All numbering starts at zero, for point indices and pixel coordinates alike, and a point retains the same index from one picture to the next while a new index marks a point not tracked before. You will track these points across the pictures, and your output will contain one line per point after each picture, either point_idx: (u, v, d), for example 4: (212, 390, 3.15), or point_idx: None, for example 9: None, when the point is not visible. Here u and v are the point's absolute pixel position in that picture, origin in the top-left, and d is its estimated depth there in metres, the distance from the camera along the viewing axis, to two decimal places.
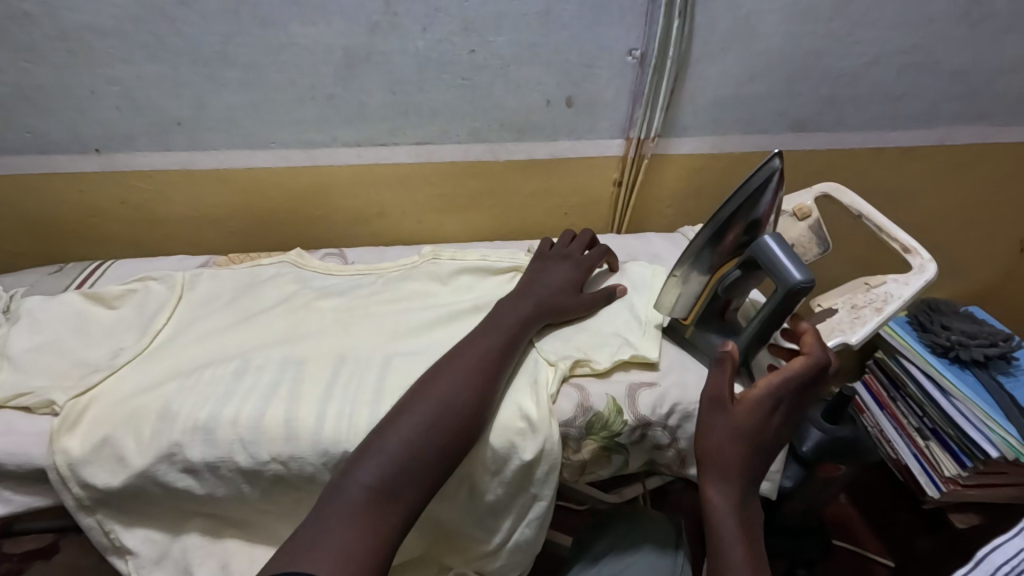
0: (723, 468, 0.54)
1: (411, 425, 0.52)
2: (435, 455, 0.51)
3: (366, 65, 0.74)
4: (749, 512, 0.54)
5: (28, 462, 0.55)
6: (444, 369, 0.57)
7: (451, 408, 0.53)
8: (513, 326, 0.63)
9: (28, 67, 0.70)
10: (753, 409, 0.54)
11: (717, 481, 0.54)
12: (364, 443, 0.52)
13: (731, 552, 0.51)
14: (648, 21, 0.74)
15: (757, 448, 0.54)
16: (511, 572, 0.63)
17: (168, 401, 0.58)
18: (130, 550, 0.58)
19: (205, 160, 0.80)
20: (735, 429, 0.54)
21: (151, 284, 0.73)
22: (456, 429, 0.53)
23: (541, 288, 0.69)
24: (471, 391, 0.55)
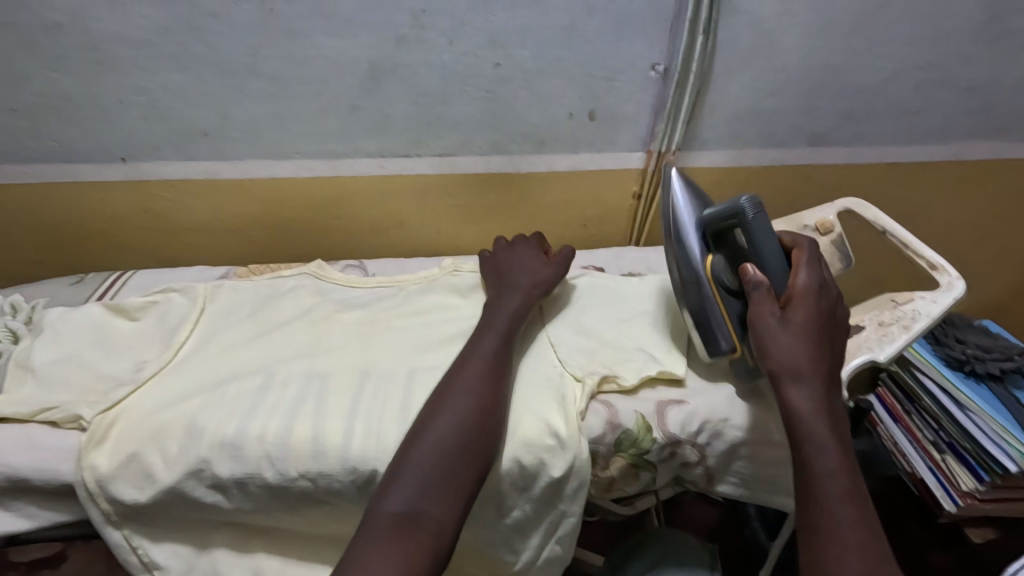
0: (796, 362, 0.53)
1: (434, 443, 0.52)
2: (466, 473, 0.51)
3: (392, 78, 0.74)
4: (833, 410, 0.53)
5: (55, 478, 0.55)
6: (455, 383, 0.57)
7: (467, 421, 0.53)
8: (507, 330, 0.63)
9: (56, 77, 0.70)
10: (805, 302, 0.56)
11: (794, 376, 0.53)
12: (389, 467, 0.52)
13: (825, 449, 0.50)
14: (671, 36, 0.74)
15: (822, 340, 0.55)
16: None
17: (194, 416, 0.58)
18: (158, 565, 0.58)
19: (228, 170, 0.80)
20: (797, 323, 0.55)
21: (173, 296, 0.73)
22: (476, 439, 0.53)
23: (519, 276, 0.71)
24: (481, 400, 0.55)
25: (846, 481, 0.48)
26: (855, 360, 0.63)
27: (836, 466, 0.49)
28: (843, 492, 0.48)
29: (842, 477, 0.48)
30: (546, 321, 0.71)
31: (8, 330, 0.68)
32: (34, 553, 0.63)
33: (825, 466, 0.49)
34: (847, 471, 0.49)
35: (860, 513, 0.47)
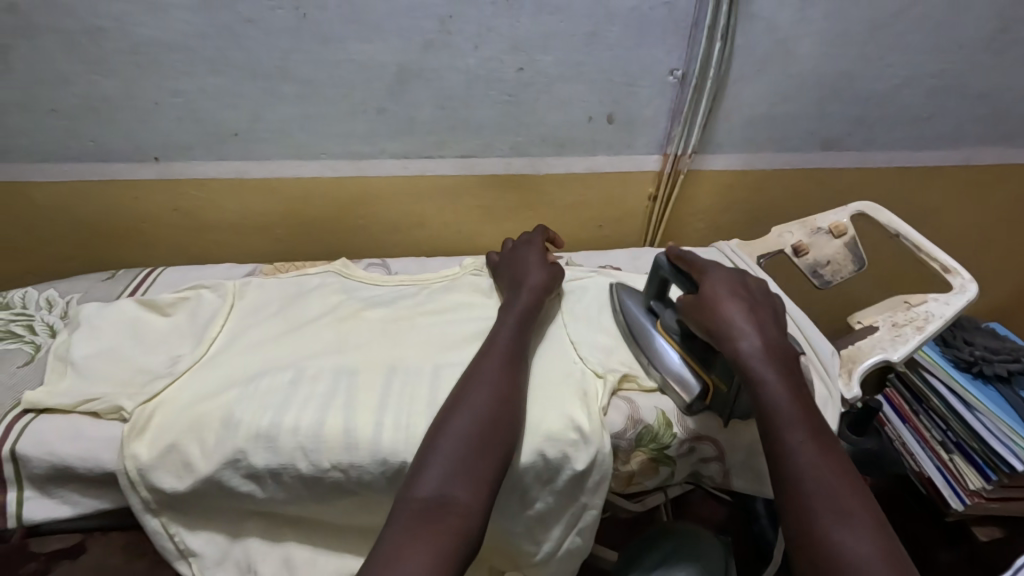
0: (730, 320, 0.58)
1: (459, 433, 0.54)
2: (491, 461, 0.53)
3: (418, 82, 0.76)
4: (779, 351, 0.56)
5: (99, 466, 0.57)
6: (475, 378, 0.59)
7: (488, 411, 0.56)
8: (519, 328, 0.66)
9: (95, 79, 0.72)
10: (715, 274, 0.62)
11: (733, 334, 0.56)
12: (419, 455, 0.53)
13: (776, 389, 0.53)
14: (689, 43, 0.76)
15: (745, 299, 0.60)
16: None
17: (230, 408, 0.60)
18: (193, 552, 0.60)
19: (257, 169, 0.83)
20: (714, 296, 0.60)
21: (204, 293, 0.75)
22: (498, 428, 0.55)
23: (529, 275, 0.73)
24: (500, 394, 0.58)
25: (800, 414, 0.52)
26: (868, 361, 0.66)
27: (788, 400, 0.52)
28: (799, 424, 0.51)
29: (795, 410, 0.52)
30: (555, 320, 0.73)
31: (47, 325, 0.73)
32: (54, 544, 0.60)
33: (775, 402, 0.52)
34: (798, 403, 0.52)
35: (818, 439, 0.51)
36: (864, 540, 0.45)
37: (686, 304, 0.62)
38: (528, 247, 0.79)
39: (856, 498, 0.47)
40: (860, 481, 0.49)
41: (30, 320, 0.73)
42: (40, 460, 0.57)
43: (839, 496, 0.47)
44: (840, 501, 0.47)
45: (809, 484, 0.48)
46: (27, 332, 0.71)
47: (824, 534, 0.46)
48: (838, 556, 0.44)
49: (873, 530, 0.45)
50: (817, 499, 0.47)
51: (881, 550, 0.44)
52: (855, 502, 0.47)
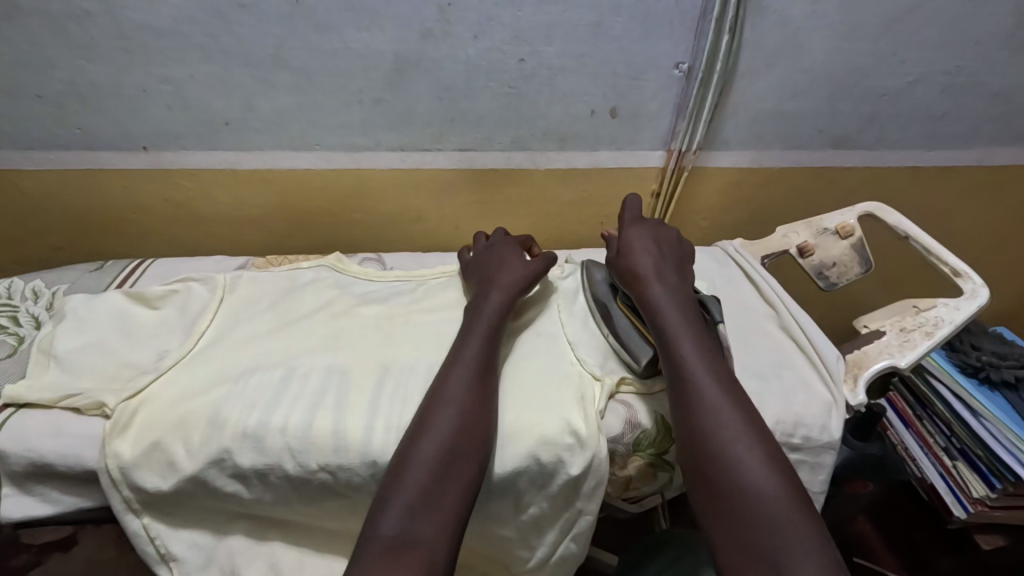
0: (641, 274, 0.63)
1: (423, 462, 0.51)
2: (458, 493, 0.50)
3: (415, 72, 0.74)
4: (683, 296, 0.61)
5: (80, 464, 0.55)
6: (441, 400, 0.55)
7: (454, 441, 0.53)
8: (490, 343, 0.62)
9: (81, 64, 0.70)
10: (636, 231, 0.68)
11: (642, 280, 0.62)
12: (384, 484, 0.51)
13: (672, 320, 0.58)
14: (696, 35, 0.73)
15: (658, 252, 0.66)
16: None
17: (217, 407, 0.58)
18: (175, 556, 0.58)
19: (248, 160, 0.81)
20: (629, 247, 0.66)
21: (193, 286, 0.73)
22: (465, 460, 0.52)
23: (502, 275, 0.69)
24: (466, 421, 0.54)
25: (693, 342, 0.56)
26: (874, 366, 0.64)
27: (683, 331, 0.57)
28: (691, 354, 0.55)
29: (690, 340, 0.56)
30: (551, 320, 0.71)
31: (31, 316, 0.71)
32: (45, 537, 0.58)
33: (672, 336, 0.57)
34: (694, 335, 0.57)
35: (711, 363, 0.55)
36: (746, 450, 0.49)
37: (614, 256, 0.67)
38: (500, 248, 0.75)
39: (736, 412, 0.52)
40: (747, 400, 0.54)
41: (14, 311, 0.71)
42: (18, 456, 0.55)
43: (725, 415, 0.51)
44: (726, 419, 0.51)
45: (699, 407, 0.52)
46: (10, 323, 0.70)
47: (709, 448, 0.50)
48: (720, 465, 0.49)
49: (751, 439, 0.50)
50: (705, 420, 0.51)
51: (759, 456, 0.49)
52: (739, 418, 0.51)
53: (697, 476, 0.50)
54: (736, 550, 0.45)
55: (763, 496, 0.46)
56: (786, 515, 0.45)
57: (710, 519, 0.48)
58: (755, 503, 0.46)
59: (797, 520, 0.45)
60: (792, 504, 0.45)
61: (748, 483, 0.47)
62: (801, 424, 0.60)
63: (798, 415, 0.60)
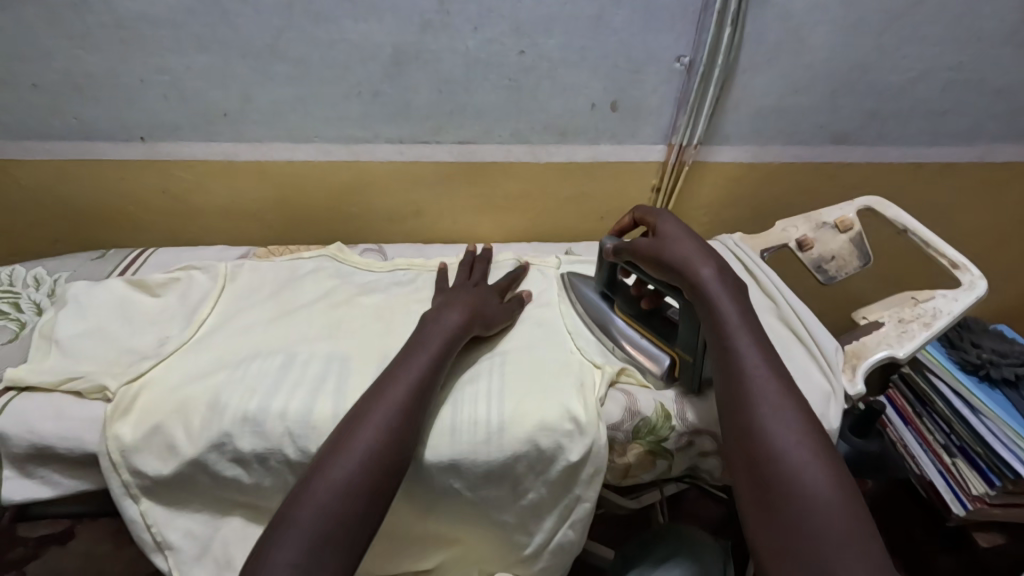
0: (688, 260, 0.58)
1: (329, 489, 0.46)
2: (353, 534, 0.45)
3: (416, 63, 0.74)
4: (737, 286, 0.57)
5: (80, 447, 0.55)
6: (366, 419, 0.50)
7: (370, 472, 0.48)
8: (431, 368, 0.56)
9: (80, 54, 0.71)
10: (671, 221, 0.64)
11: (693, 265, 0.58)
12: (286, 498, 0.46)
13: (727, 309, 0.54)
14: (697, 29, 0.74)
15: (704, 240, 0.61)
16: None
17: (217, 392, 0.58)
18: (170, 544, 0.58)
19: (247, 151, 0.81)
20: (672, 235, 0.62)
21: (195, 274, 0.74)
22: (370, 499, 0.47)
23: (464, 300, 0.67)
24: (381, 454, 0.49)
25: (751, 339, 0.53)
26: (873, 357, 0.64)
27: (739, 325, 0.53)
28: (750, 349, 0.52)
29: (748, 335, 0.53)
30: (551, 311, 0.72)
31: (33, 303, 0.71)
32: (40, 531, 0.86)
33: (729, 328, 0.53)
34: (751, 330, 0.53)
35: (768, 361, 0.51)
36: (801, 455, 0.45)
37: (643, 248, 0.63)
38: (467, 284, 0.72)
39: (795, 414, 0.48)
40: (806, 403, 0.49)
41: (16, 297, 0.72)
42: (19, 440, 0.55)
43: (782, 418, 0.48)
44: (782, 421, 0.47)
45: (753, 406, 0.49)
46: (12, 309, 0.70)
47: (760, 449, 0.47)
48: (772, 467, 0.45)
49: (811, 446, 0.46)
50: (758, 420, 0.48)
51: (819, 468, 0.45)
52: (797, 426, 0.47)
53: (745, 475, 0.47)
54: (782, 558, 0.42)
55: (818, 504, 0.43)
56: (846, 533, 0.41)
57: (756, 525, 0.45)
58: (810, 516, 0.42)
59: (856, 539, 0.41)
60: (854, 522, 0.42)
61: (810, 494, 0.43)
62: None
63: None
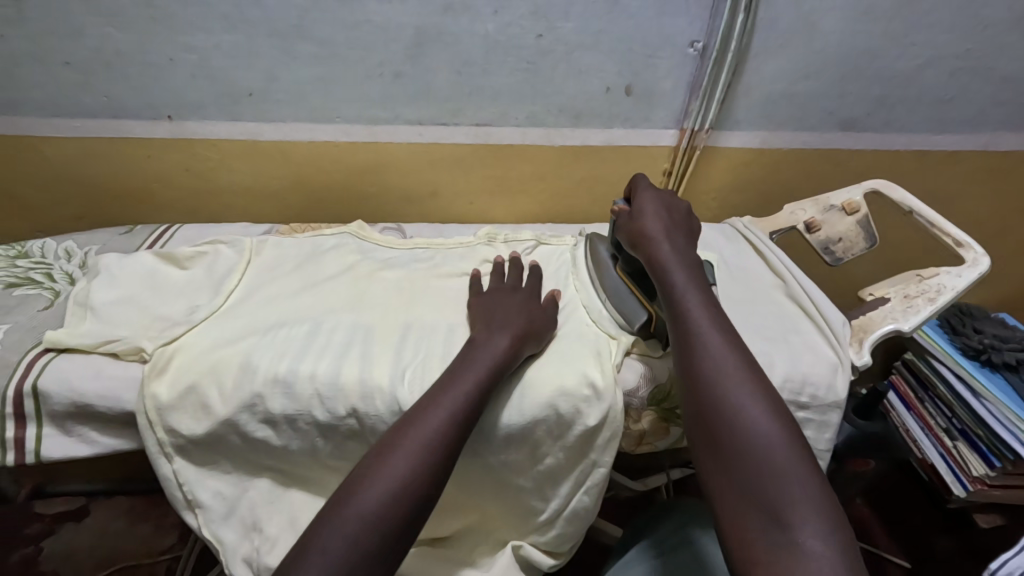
0: (649, 233, 0.63)
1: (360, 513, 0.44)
2: (380, 565, 0.44)
3: (436, 45, 0.77)
4: (692, 257, 0.61)
5: (117, 405, 0.58)
6: (401, 439, 0.49)
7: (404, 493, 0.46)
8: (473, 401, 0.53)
9: (111, 32, 0.73)
10: (647, 196, 0.68)
11: (653, 238, 0.63)
12: (324, 507, 0.46)
13: (677, 273, 0.59)
14: (711, 14, 0.76)
15: (670, 217, 0.66)
16: (566, 542, 0.64)
17: (248, 355, 0.60)
18: (201, 503, 0.60)
19: (270, 131, 0.84)
20: (641, 209, 0.66)
21: (221, 248, 0.76)
22: (400, 528, 0.45)
23: (505, 319, 0.63)
24: (416, 477, 0.47)
25: (701, 297, 0.56)
26: (879, 331, 0.66)
27: (690, 287, 0.57)
28: (698, 304, 0.55)
29: (700, 294, 0.56)
30: (566, 286, 0.74)
31: (65, 274, 0.74)
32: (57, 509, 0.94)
33: (682, 288, 0.57)
34: (705, 293, 0.57)
35: (715, 313, 0.54)
36: (747, 397, 0.47)
37: (624, 222, 0.67)
38: (500, 294, 0.68)
39: (739, 357, 0.50)
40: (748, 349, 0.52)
41: (49, 268, 0.74)
42: (60, 398, 0.57)
43: (726, 357, 0.50)
44: (727, 368, 0.49)
45: (699, 358, 0.51)
46: (45, 279, 0.73)
47: (707, 395, 0.48)
48: (719, 412, 0.47)
49: (752, 384, 0.48)
50: (706, 373, 0.50)
51: (758, 401, 0.47)
52: (739, 365, 0.50)
53: (694, 419, 0.49)
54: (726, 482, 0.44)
55: (760, 436, 0.45)
56: (780, 456, 0.43)
57: (701, 453, 0.47)
58: (747, 440, 0.45)
59: (788, 460, 0.43)
60: (789, 448, 0.44)
61: (747, 423, 0.46)
62: (808, 383, 0.62)
63: (806, 372, 0.62)
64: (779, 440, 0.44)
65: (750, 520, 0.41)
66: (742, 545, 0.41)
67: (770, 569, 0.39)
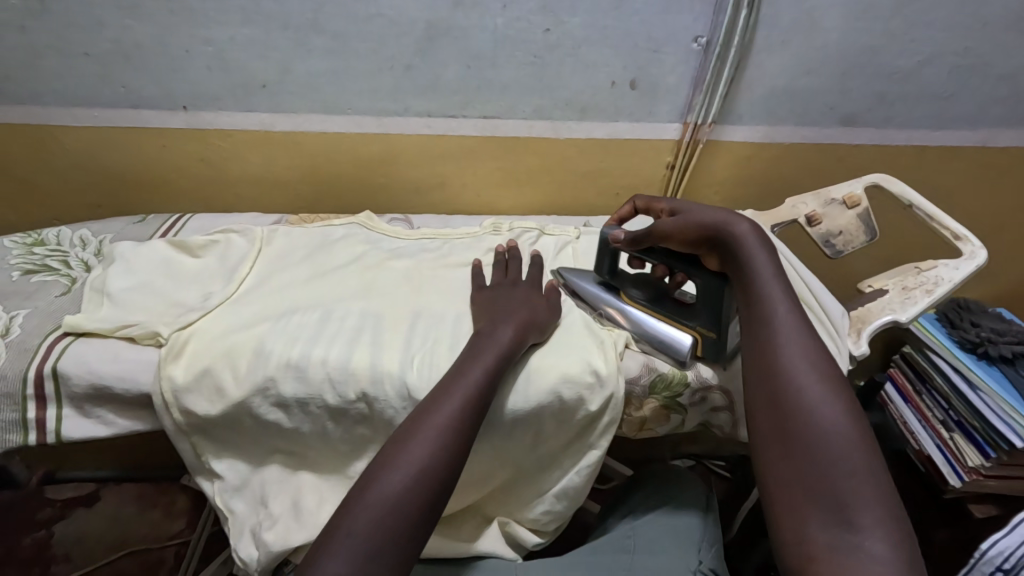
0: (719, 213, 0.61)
1: (384, 496, 0.46)
2: (405, 542, 0.45)
3: (446, 39, 0.78)
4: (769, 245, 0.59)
5: (135, 387, 0.60)
6: (427, 426, 0.51)
7: (422, 480, 0.48)
8: (480, 388, 0.55)
9: (130, 24, 0.74)
10: None
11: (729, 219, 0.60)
12: (353, 490, 0.48)
13: (759, 257, 0.57)
14: (715, 10, 0.77)
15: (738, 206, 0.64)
16: (557, 518, 0.66)
17: (262, 340, 0.62)
18: (218, 474, 0.63)
19: (282, 122, 0.85)
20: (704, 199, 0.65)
21: (233, 237, 0.78)
22: (425, 509, 0.47)
23: (514, 312, 0.64)
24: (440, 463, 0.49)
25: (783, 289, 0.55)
26: (876, 322, 0.68)
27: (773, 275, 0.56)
28: (781, 296, 0.54)
29: (780, 283, 0.55)
30: (573, 278, 0.76)
31: (81, 261, 0.76)
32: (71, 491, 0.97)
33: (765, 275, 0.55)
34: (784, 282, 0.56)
35: (796, 308, 0.54)
36: (823, 394, 0.47)
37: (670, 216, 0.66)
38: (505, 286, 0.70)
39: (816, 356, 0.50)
40: (821, 350, 0.52)
41: (65, 256, 0.76)
42: (79, 379, 0.59)
43: (805, 353, 0.50)
44: (798, 364, 0.49)
45: (767, 352, 0.51)
46: (62, 266, 0.74)
47: (784, 389, 0.48)
48: (795, 403, 0.47)
49: (827, 383, 0.48)
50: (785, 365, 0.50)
51: (837, 401, 0.47)
52: (816, 362, 0.50)
53: (765, 405, 0.49)
54: (795, 469, 0.44)
55: (833, 432, 0.45)
56: (851, 454, 0.44)
57: (764, 438, 0.47)
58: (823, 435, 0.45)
59: (855, 458, 0.43)
60: (859, 448, 0.44)
61: (821, 418, 0.46)
62: None
63: None
64: (850, 439, 0.45)
65: (807, 507, 0.42)
66: (796, 531, 0.42)
67: (824, 552, 0.40)
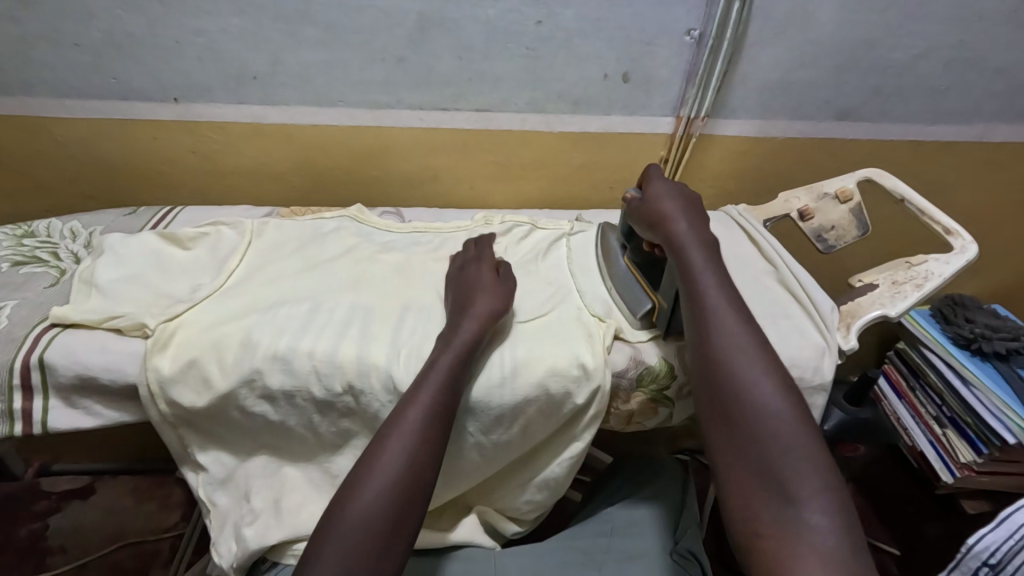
0: (665, 215, 0.63)
1: (369, 498, 0.48)
2: (390, 539, 0.47)
3: (438, 31, 0.78)
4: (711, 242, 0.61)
5: (121, 378, 0.60)
6: (399, 425, 0.52)
7: (404, 478, 0.49)
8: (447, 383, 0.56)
9: (121, 14, 0.74)
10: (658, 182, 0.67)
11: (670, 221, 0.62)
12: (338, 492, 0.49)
13: (696, 258, 0.58)
14: (707, 3, 0.77)
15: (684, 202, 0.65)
16: (538, 507, 0.67)
17: (249, 331, 0.62)
18: (203, 466, 0.63)
19: (274, 114, 0.85)
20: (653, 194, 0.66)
21: (223, 230, 0.77)
22: (409, 507, 0.49)
23: (478, 300, 0.63)
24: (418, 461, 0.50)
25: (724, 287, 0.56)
26: (866, 316, 0.67)
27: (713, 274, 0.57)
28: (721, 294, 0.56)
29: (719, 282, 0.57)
30: (563, 270, 0.75)
31: (71, 253, 0.76)
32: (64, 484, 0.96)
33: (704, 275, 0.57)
34: (723, 280, 0.57)
35: (736, 305, 0.55)
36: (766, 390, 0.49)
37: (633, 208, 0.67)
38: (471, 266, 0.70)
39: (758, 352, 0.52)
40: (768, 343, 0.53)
41: (55, 248, 0.76)
42: (66, 370, 0.59)
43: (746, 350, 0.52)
44: (743, 361, 0.51)
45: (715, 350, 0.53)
46: (52, 258, 0.74)
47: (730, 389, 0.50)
48: (742, 402, 0.49)
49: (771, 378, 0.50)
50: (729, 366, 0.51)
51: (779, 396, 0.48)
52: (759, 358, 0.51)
53: (713, 408, 0.50)
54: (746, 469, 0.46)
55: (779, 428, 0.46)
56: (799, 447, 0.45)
57: (718, 440, 0.49)
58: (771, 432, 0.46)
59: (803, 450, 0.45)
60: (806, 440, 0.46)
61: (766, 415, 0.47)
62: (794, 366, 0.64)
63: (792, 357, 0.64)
64: (796, 433, 0.46)
65: (763, 505, 0.44)
66: (756, 530, 0.43)
67: (783, 549, 0.41)
